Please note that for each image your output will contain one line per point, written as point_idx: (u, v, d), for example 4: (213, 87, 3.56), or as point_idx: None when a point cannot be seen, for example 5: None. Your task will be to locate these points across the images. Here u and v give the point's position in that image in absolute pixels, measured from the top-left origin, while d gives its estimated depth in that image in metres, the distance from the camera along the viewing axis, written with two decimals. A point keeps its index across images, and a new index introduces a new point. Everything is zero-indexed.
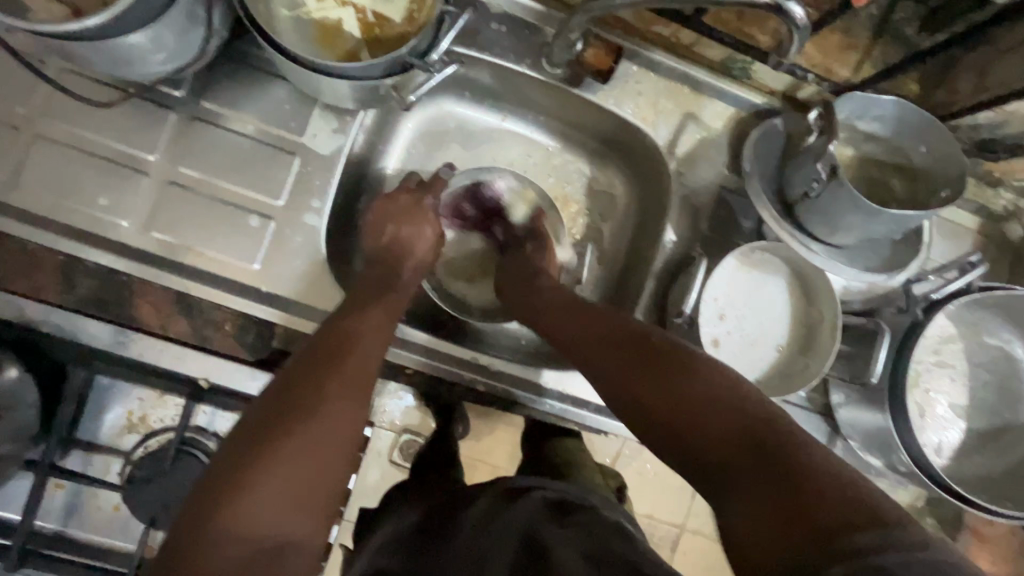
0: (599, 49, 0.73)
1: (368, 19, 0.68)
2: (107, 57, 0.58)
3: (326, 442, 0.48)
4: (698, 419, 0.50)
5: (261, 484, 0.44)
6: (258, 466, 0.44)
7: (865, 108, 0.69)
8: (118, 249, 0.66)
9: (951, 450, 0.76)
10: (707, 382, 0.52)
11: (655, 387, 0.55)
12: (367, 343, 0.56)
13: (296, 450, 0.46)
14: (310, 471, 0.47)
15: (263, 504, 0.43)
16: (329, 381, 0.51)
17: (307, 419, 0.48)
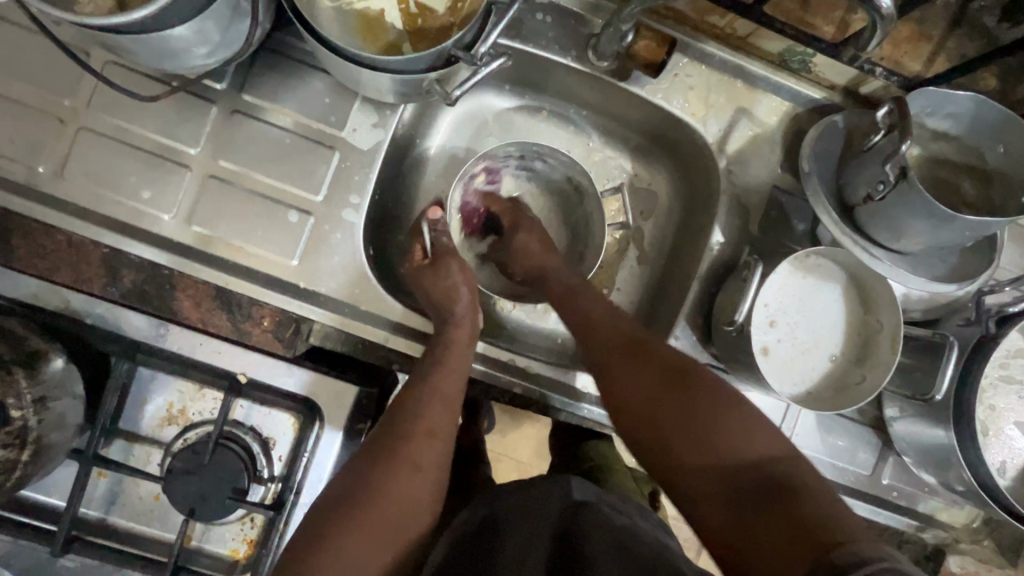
0: (650, 40, 0.67)
1: (411, 10, 0.66)
2: (153, 49, 0.57)
3: (404, 503, 0.59)
4: (710, 448, 0.53)
5: (352, 542, 0.55)
6: (351, 527, 0.56)
7: (937, 105, 0.64)
8: (161, 243, 0.66)
9: (1016, 470, 0.71)
10: (723, 418, 0.55)
11: (665, 415, 0.57)
12: (439, 411, 0.65)
13: (383, 513, 0.57)
14: (393, 523, 0.57)
15: (357, 556, 0.55)
16: (405, 450, 0.61)
17: (386, 486, 0.58)
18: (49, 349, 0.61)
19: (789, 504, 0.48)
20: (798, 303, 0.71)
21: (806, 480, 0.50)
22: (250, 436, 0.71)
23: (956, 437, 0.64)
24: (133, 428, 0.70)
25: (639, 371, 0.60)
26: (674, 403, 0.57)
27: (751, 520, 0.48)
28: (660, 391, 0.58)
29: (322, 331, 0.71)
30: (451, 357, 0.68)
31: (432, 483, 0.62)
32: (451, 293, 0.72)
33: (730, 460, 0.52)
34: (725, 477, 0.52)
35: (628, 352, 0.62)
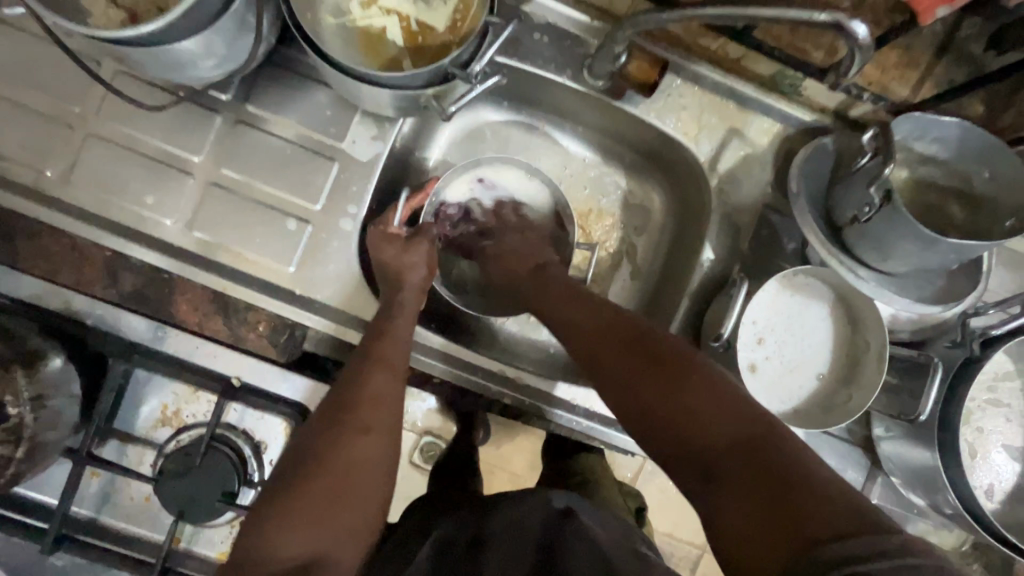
0: (642, 61, 0.71)
1: (412, 28, 0.68)
2: (161, 61, 0.59)
3: (358, 473, 0.56)
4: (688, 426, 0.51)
5: (302, 514, 0.52)
6: (296, 499, 0.53)
7: (923, 130, 0.66)
8: (162, 248, 0.68)
9: (1004, 494, 0.71)
10: (698, 394, 0.52)
11: (645, 394, 0.55)
12: (381, 373, 0.62)
13: (333, 481, 0.54)
14: (346, 496, 0.55)
15: (302, 529, 0.52)
16: (350, 419, 0.58)
17: (335, 457, 0.56)
18: (48, 349, 0.62)
19: (782, 481, 0.45)
20: (787, 321, 0.71)
21: (793, 449, 0.47)
22: (242, 439, 0.72)
23: (942, 458, 0.65)
24: (127, 428, 0.72)
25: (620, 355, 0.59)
26: (649, 382, 0.55)
27: (751, 501, 0.45)
28: (635, 369, 0.57)
29: (316, 337, 0.72)
30: (400, 326, 0.66)
31: (382, 448, 0.58)
32: (404, 274, 0.70)
33: (710, 430, 0.50)
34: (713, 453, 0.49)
35: (611, 337, 0.61)
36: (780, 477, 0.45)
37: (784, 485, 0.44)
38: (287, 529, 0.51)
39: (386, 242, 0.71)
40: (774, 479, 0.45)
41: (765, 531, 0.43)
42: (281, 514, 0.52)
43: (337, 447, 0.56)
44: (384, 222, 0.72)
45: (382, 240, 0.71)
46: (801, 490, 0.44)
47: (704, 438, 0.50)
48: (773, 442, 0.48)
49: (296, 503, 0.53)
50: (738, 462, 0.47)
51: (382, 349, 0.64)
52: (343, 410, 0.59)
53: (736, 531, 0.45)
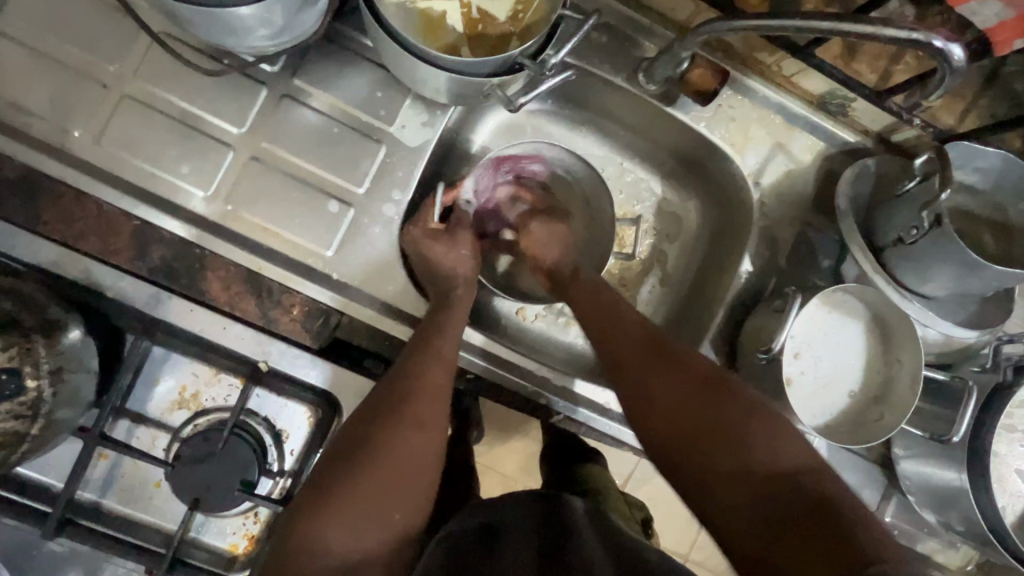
0: (704, 69, 0.69)
1: (473, 14, 0.66)
2: (217, 24, 0.56)
3: (407, 470, 0.57)
4: (744, 467, 0.53)
5: (351, 512, 0.53)
6: (349, 495, 0.54)
7: (967, 159, 0.67)
8: (194, 221, 0.64)
9: (1014, 516, 0.73)
10: (762, 445, 0.54)
11: (710, 451, 0.55)
12: (439, 368, 0.62)
13: (382, 477, 0.55)
14: (394, 492, 0.56)
15: (357, 525, 0.53)
16: (405, 414, 0.59)
17: (388, 455, 0.56)
18: (68, 319, 0.58)
19: (832, 519, 0.48)
20: (823, 336, 0.72)
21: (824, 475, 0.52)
22: (262, 426, 0.69)
23: (969, 479, 0.66)
24: (141, 408, 0.68)
25: (668, 381, 0.60)
26: (702, 413, 0.57)
27: (780, 545, 0.48)
28: (700, 406, 0.58)
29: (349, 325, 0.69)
30: (451, 319, 0.66)
31: (431, 446, 0.59)
32: (457, 268, 0.72)
33: (769, 472, 0.52)
34: (759, 483, 0.52)
35: (673, 373, 0.61)
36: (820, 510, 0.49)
37: (817, 506, 0.49)
38: (334, 523, 0.52)
39: (430, 240, 0.70)
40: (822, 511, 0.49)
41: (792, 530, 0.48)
42: (329, 512, 0.53)
43: (383, 441, 0.57)
44: (424, 221, 0.72)
45: (425, 238, 0.70)
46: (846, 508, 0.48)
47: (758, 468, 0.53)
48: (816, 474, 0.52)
49: (344, 497, 0.54)
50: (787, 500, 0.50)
51: (437, 343, 0.63)
52: (393, 407, 0.59)
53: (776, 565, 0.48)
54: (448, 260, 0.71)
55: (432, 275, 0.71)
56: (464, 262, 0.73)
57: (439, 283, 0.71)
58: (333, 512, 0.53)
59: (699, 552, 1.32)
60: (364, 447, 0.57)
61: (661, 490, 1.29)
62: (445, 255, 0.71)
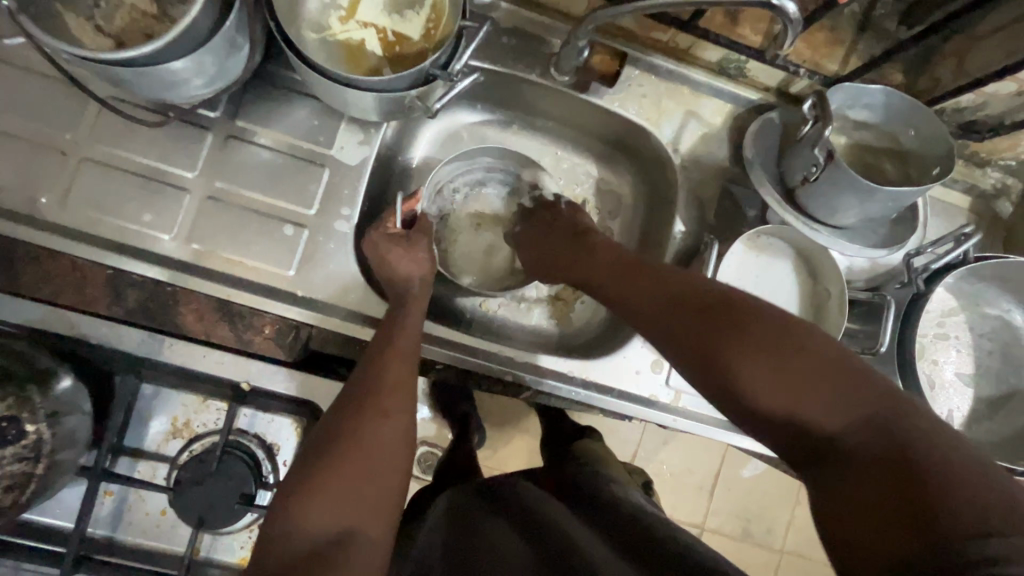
0: (604, 55, 0.79)
1: (389, 38, 0.73)
2: (154, 82, 0.62)
3: (382, 452, 0.58)
4: (814, 405, 0.50)
5: (328, 498, 0.54)
6: (325, 481, 0.54)
7: (855, 98, 0.74)
8: (163, 262, 0.70)
9: (962, 417, 0.79)
10: (836, 383, 0.50)
11: (776, 397, 0.52)
12: (396, 360, 0.64)
13: (358, 461, 0.56)
14: (371, 475, 0.56)
15: (334, 508, 0.53)
16: (372, 402, 0.60)
17: (359, 440, 0.57)
18: (58, 368, 0.62)
19: (913, 470, 0.45)
20: (754, 279, 0.78)
21: (928, 430, 0.46)
22: (254, 443, 0.75)
23: (905, 388, 0.72)
24: (137, 444, 0.73)
25: (705, 327, 0.58)
26: (745, 351, 0.54)
27: (870, 482, 0.46)
28: (753, 347, 0.54)
29: (320, 336, 0.75)
30: (409, 318, 0.69)
31: (401, 432, 0.60)
32: (413, 270, 0.75)
33: (853, 414, 0.49)
34: (832, 425, 0.49)
35: (712, 313, 0.58)
36: (898, 450, 0.46)
37: (910, 462, 0.45)
38: (309, 509, 0.53)
39: (390, 245, 0.75)
40: (902, 455, 0.46)
41: (882, 492, 0.45)
42: (305, 501, 0.53)
43: (352, 428, 0.58)
44: (385, 225, 0.77)
45: (386, 243, 0.75)
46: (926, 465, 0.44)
47: (819, 402, 0.50)
48: (906, 414, 0.48)
49: (319, 484, 0.54)
50: (868, 447, 0.47)
51: (395, 338, 0.66)
52: (361, 398, 0.61)
53: (849, 509, 0.46)
54: (405, 262, 0.75)
55: (390, 281, 0.74)
56: (423, 268, 0.77)
57: (392, 287, 0.74)
58: (309, 500, 0.53)
59: (710, 516, 1.35)
60: (334, 438, 0.57)
61: (663, 461, 1.33)
62: (403, 259, 0.75)
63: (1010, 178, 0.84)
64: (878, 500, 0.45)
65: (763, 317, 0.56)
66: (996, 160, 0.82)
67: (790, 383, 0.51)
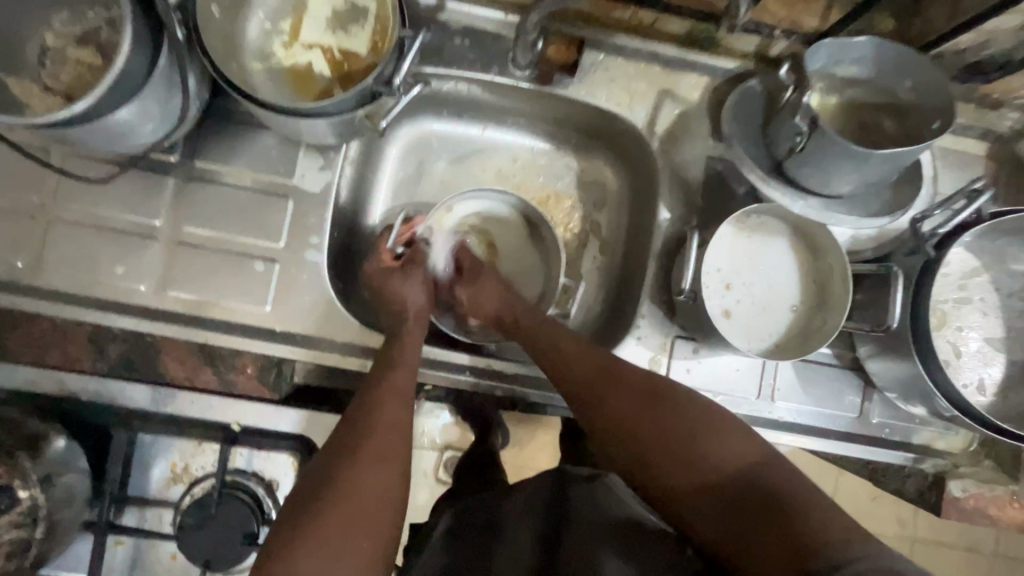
0: (559, 44, 0.74)
1: (336, 57, 0.70)
2: (102, 134, 0.61)
3: (373, 498, 0.54)
4: (694, 463, 0.54)
5: (312, 547, 0.49)
6: (314, 527, 0.50)
7: (840, 54, 0.67)
8: (140, 313, 0.70)
9: (995, 386, 0.72)
10: (713, 446, 0.54)
11: (670, 465, 0.54)
12: (395, 401, 0.62)
13: (350, 507, 0.52)
14: (364, 520, 0.52)
15: (326, 553, 0.49)
16: (365, 444, 0.57)
17: (352, 485, 0.54)
18: (49, 430, 0.63)
19: (787, 516, 0.49)
20: (749, 262, 0.73)
21: (794, 478, 0.51)
22: (254, 481, 0.75)
23: (923, 365, 0.66)
24: (142, 492, 0.74)
25: (602, 389, 0.61)
26: (637, 415, 0.58)
27: (764, 554, 0.48)
28: (639, 413, 0.58)
29: (305, 369, 0.73)
30: (402, 356, 0.67)
31: (394, 476, 0.56)
32: (407, 302, 0.73)
33: (723, 470, 0.53)
34: (719, 484, 0.53)
35: (607, 377, 0.62)
36: (777, 503, 0.50)
37: (784, 509, 0.49)
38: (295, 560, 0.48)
39: (389, 274, 0.75)
40: (778, 509, 0.49)
41: (776, 542, 0.48)
42: (287, 548, 0.49)
43: (345, 469, 0.55)
44: (379, 256, 0.76)
45: (385, 274, 0.75)
46: (804, 514, 0.48)
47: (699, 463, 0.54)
48: (766, 465, 0.53)
49: (306, 533, 0.50)
50: (747, 499, 0.51)
51: (387, 377, 0.64)
52: (350, 440, 0.57)
53: (755, 574, 0.48)
54: (405, 287, 0.74)
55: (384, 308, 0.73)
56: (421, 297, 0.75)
57: (388, 314, 0.73)
58: (292, 546, 0.49)
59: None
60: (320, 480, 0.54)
61: None
62: (399, 286, 0.74)
63: None
64: (771, 557, 0.48)
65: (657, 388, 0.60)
66: (1013, 100, 0.75)
67: (675, 445, 0.55)
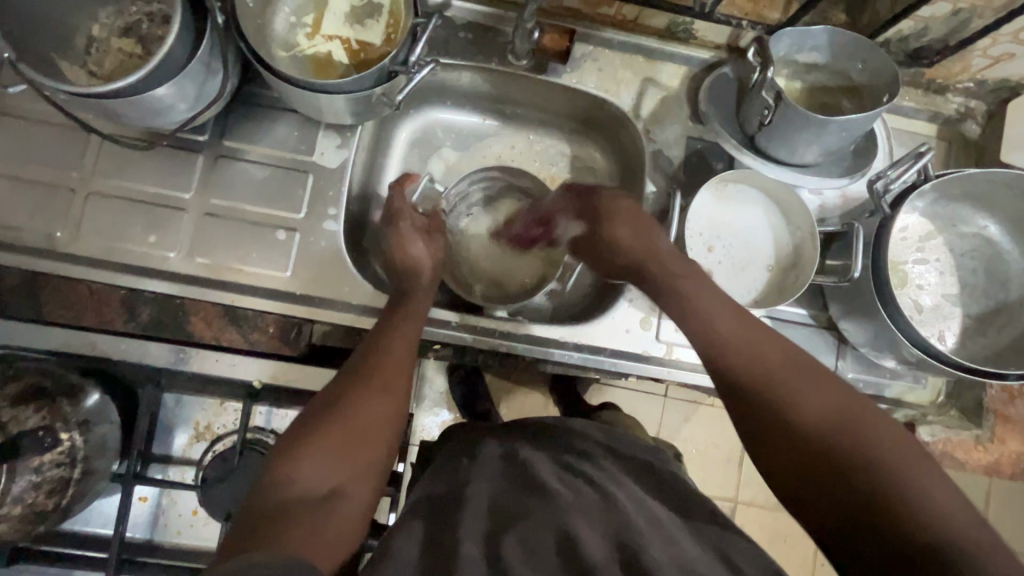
0: (553, 34, 0.82)
1: (353, 47, 0.78)
2: (143, 110, 0.67)
3: (372, 422, 0.60)
4: (838, 453, 0.50)
5: (319, 453, 0.55)
6: (320, 439, 0.56)
7: (800, 42, 0.76)
8: (170, 277, 0.75)
9: (954, 336, 0.80)
10: (860, 442, 0.50)
11: (803, 445, 0.52)
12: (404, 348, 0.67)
13: (351, 425, 0.58)
14: (362, 438, 0.58)
15: (329, 460, 0.55)
16: (371, 377, 0.63)
17: (355, 408, 0.59)
18: (86, 384, 0.67)
19: (925, 531, 0.44)
20: (727, 226, 0.81)
21: (946, 502, 0.46)
22: (272, 437, 0.81)
23: (886, 312, 0.72)
24: (165, 451, 0.79)
25: (752, 355, 0.59)
26: (785, 387, 0.56)
27: (874, 544, 0.46)
28: (786, 387, 0.56)
29: (321, 330, 0.79)
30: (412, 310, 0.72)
31: (392, 409, 0.62)
32: (415, 260, 0.78)
33: (869, 466, 0.49)
34: (857, 478, 0.49)
35: (765, 347, 0.59)
36: (907, 511, 0.46)
37: (920, 524, 0.45)
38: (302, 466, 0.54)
39: (407, 228, 0.80)
40: (890, 511, 0.46)
41: (889, 545, 0.45)
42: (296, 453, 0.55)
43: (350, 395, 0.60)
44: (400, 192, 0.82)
45: (406, 234, 0.79)
46: (949, 532, 0.44)
47: (839, 453, 0.51)
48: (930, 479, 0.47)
49: (311, 442, 0.56)
50: (878, 499, 0.47)
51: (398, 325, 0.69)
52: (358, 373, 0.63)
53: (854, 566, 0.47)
54: (416, 242, 0.79)
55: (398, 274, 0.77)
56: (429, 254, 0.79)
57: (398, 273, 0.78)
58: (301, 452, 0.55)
59: (745, 491, 1.24)
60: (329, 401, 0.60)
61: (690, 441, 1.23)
62: (416, 239, 0.79)
63: (974, 100, 0.86)
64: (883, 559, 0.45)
65: (794, 355, 0.58)
66: (956, 85, 0.84)
67: (819, 431, 0.52)
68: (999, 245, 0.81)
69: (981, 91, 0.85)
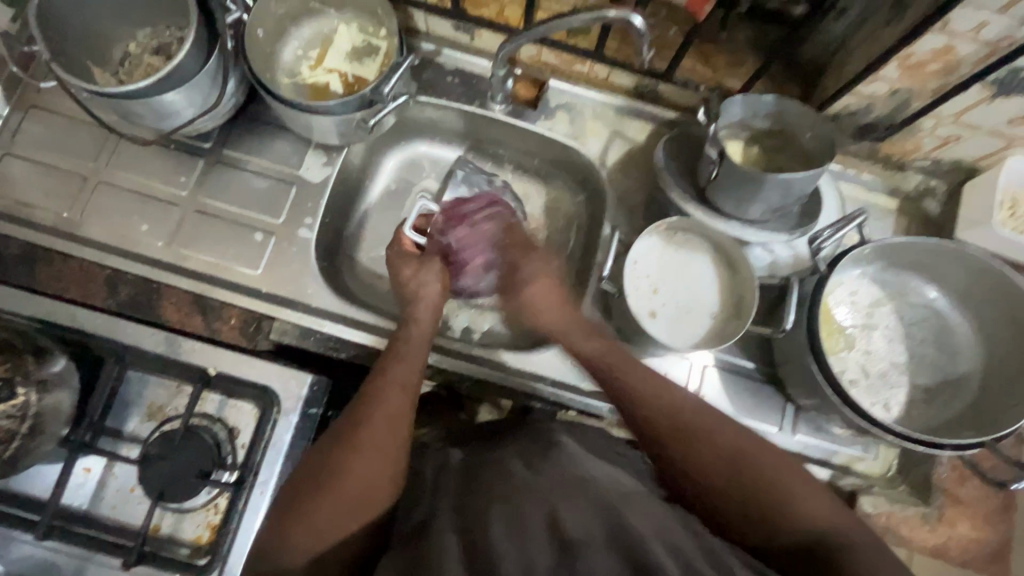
0: (526, 85, 0.93)
1: (350, 80, 0.88)
2: (153, 112, 0.77)
3: (358, 481, 0.61)
4: (761, 509, 0.58)
5: (311, 517, 0.58)
6: (310, 505, 0.59)
7: (752, 107, 0.81)
8: (153, 263, 0.83)
9: (899, 406, 0.79)
10: (782, 495, 0.58)
11: (729, 501, 0.59)
12: (397, 397, 0.67)
13: (338, 488, 0.60)
14: (347, 497, 0.60)
15: (319, 526, 0.58)
16: (353, 436, 0.63)
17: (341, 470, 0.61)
18: (54, 349, 0.73)
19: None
20: (676, 271, 0.83)
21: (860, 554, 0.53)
22: (218, 426, 0.82)
23: (821, 368, 0.73)
24: (118, 426, 0.82)
25: (680, 424, 0.64)
26: (708, 450, 0.62)
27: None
28: (711, 449, 0.62)
29: (280, 328, 0.84)
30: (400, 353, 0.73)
31: (376, 463, 0.62)
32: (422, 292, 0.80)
33: (790, 524, 0.57)
34: (779, 529, 0.57)
35: (695, 417, 0.64)
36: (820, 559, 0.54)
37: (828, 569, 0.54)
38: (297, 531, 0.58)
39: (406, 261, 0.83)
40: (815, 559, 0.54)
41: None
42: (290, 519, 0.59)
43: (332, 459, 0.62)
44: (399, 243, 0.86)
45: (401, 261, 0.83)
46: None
47: (764, 510, 0.58)
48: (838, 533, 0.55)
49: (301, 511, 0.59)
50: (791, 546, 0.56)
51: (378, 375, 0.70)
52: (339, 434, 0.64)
53: None
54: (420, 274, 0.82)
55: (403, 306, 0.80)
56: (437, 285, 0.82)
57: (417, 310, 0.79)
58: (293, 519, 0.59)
59: None
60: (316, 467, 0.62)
61: None
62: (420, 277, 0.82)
63: (934, 180, 0.89)
64: None
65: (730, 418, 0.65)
66: (914, 163, 0.87)
67: (741, 487, 0.59)
68: (948, 319, 0.81)
69: (939, 171, 0.88)
